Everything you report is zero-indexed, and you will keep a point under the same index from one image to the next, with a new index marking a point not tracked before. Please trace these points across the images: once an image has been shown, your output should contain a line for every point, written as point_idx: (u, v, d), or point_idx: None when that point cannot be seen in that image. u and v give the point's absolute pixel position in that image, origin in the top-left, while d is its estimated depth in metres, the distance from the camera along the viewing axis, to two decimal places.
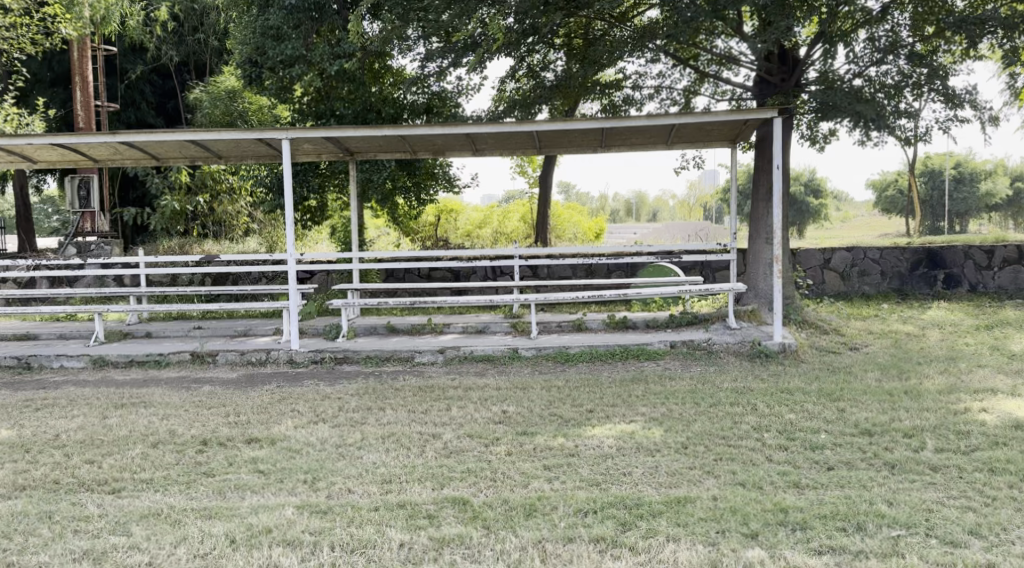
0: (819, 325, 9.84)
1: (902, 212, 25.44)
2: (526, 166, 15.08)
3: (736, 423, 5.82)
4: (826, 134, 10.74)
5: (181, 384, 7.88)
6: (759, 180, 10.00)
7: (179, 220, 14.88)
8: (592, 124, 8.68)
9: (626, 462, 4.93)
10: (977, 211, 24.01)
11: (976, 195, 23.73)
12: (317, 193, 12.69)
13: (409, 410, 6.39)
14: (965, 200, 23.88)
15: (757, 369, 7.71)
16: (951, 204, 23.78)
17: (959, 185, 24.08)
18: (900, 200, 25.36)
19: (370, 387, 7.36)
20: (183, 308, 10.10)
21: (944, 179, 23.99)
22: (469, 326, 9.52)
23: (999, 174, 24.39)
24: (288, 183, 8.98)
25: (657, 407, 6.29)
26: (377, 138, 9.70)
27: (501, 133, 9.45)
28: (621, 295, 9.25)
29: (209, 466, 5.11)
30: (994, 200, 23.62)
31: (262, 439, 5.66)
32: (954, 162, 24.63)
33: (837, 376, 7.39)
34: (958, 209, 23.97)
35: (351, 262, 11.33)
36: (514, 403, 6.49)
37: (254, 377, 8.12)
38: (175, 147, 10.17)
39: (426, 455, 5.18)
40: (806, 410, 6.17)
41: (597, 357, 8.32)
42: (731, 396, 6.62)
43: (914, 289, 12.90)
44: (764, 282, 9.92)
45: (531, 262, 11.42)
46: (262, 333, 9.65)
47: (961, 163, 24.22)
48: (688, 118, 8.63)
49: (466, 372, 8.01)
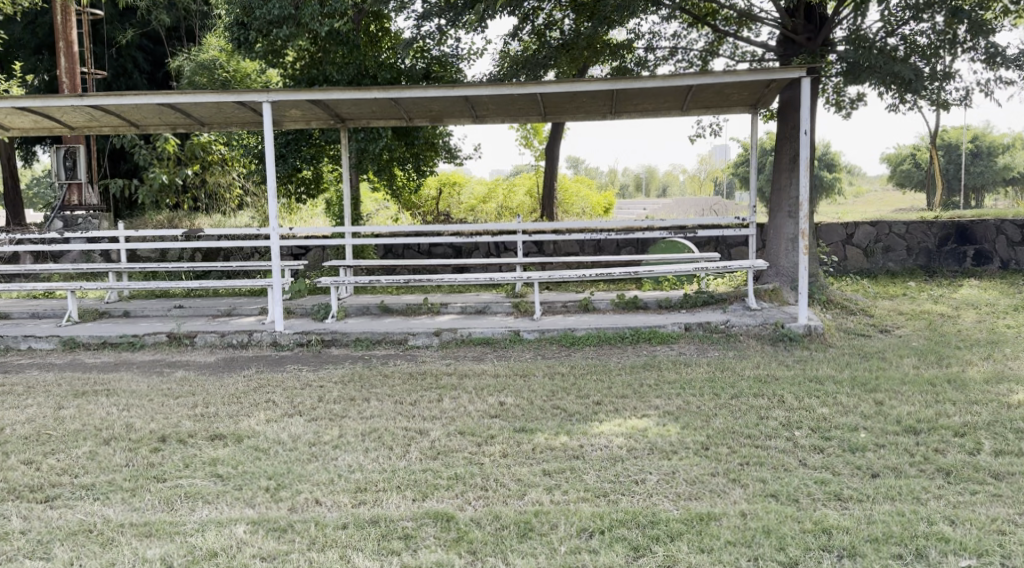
0: (845, 305, 9.14)
1: (917, 187, 24.59)
2: (532, 138, 14.30)
3: (761, 418, 5.15)
4: (852, 100, 10.00)
5: (153, 369, 7.25)
6: (781, 148, 9.25)
7: (168, 193, 14.21)
8: (601, 86, 7.95)
9: (639, 466, 4.27)
10: (995, 185, 23.16)
11: (993, 169, 22.87)
12: (310, 163, 12.02)
13: (396, 402, 5.74)
14: (981, 173, 23.05)
15: (781, 354, 7.04)
16: (968, 177, 22.91)
17: (975, 159, 23.21)
18: (915, 174, 24.50)
19: (356, 373, 6.73)
20: (164, 286, 9.46)
21: (961, 152, 23.12)
22: (468, 306, 8.86)
23: (1016, 148, 23.50)
24: (271, 151, 8.28)
25: (672, 399, 5.63)
26: (368, 102, 9.00)
27: (502, 96, 8.73)
28: (631, 273, 8.56)
29: (161, 470, 4.47)
30: (1012, 174, 22.76)
31: (225, 436, 5.03)
32: (971, 135, 23.76)
33: (871, 363, 6.69)
34: (975, 182, 23.13)
35: (344, 238, 10.67)
36: (513, 394, 5.85)
37: (234, 362, 7.49)
38: (153, 112, 9.50)
39: (409, 457, 4.54)
40: (840, 403, 5.49)
41: (606, 340, 7.66)
42: (755, 386, 5.95)
43: (942, 266, 12.18)
44: (787, 259, 9.22)
45: (536, 238, 10.73)
46: (246, 312, 9.01)
47: (979, 136, 23.33)
48: (705, 78, 7.88)
49: (463, 357, 7.37)
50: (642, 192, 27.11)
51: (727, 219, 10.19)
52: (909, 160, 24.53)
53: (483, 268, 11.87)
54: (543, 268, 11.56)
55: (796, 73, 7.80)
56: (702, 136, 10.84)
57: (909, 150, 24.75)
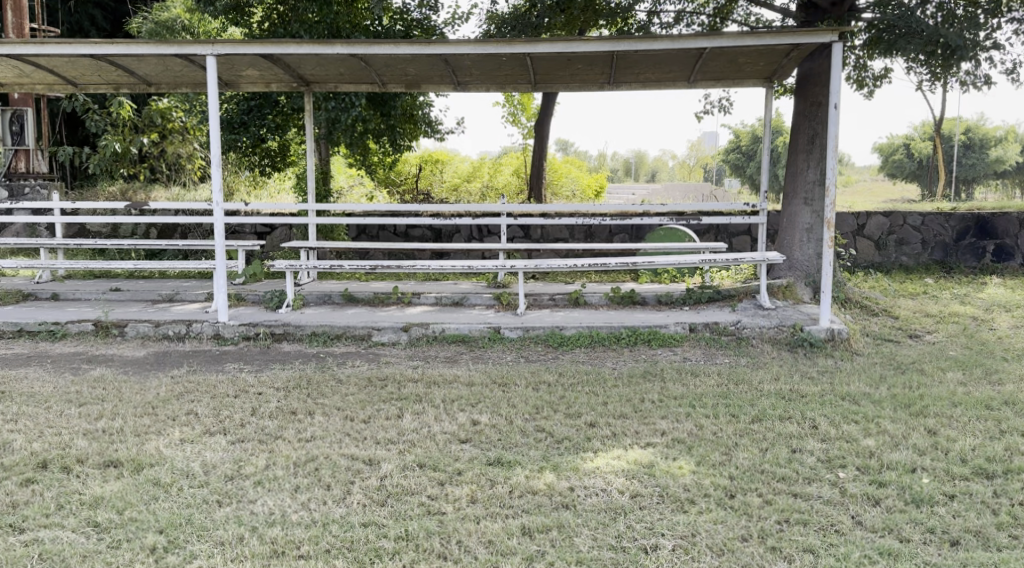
0: (866, 304, 8.19)
1: (908, 177, 23.34)
2: (519, 114, 13.24)
3: (794, 453, 4.15)
4: (875, 77, 9.10)
5: (68, 365, 6.19)
6: (799, 128, 8.24)
7: (123, 162, 13.01)
8: (599, 46, 6.93)
9: (647, 526, 3.30)
10: (985, 177, 22.04)
11: (986, 161, 21.77)
12: (276, 133, 10.91)
13: (345, 418, 4.70)
14: (973, 165, 21.94)
15: (803, 364, 6.05)
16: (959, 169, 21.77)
17: (968, 151, 22.04)
18: (906, 166, 23.14)
19: (304, 377, 5.67)
20: (101, 266, 8.37)
21: (952, 143, 21.90)
22: (444, 297, 7.82)
23: (1010, 140, 22.22)
24: (214, 111, 7.17)
25: (682, 422, 4.61)
26: (333, 60, 7.92)
27: (488, 58, 7.66)
28: (629, 264, 7.53)
29: (22, 516, 3.44)
30: (1004, 167, 21.71)
31: (122, 463, 4.02)
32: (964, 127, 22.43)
33: (908, 377, 5.70)
34: (966, 174, 22.03)
35: (307, 216, 9.56)
36: (488, 410, 4.82)
37: (166, 357, 6.45)
38: (90, 67, 8.39)
39: (350, 503, 3.53)
40: (886, 432, 4.49)
41: (598, 342, 6.66)
42: (778, 405, 4.95)
43: (958, 262, 11.23)
44: (802, 252, 8.25)
45: (522, 222, 9.66)
46: (191, 298, 7.95)
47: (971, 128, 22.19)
48: (719, 39, 6.86)
49: (433, 359, 6.34)
50: (631, 176, 26.18)
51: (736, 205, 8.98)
52: (900, 150, 23.27)
53: (465, 254, 10.77)
54: (530, 256, 10.47)
55: (827, 37, 6.77)
56: (709, 112, 9.81)
57: (901, 140, 23.40)
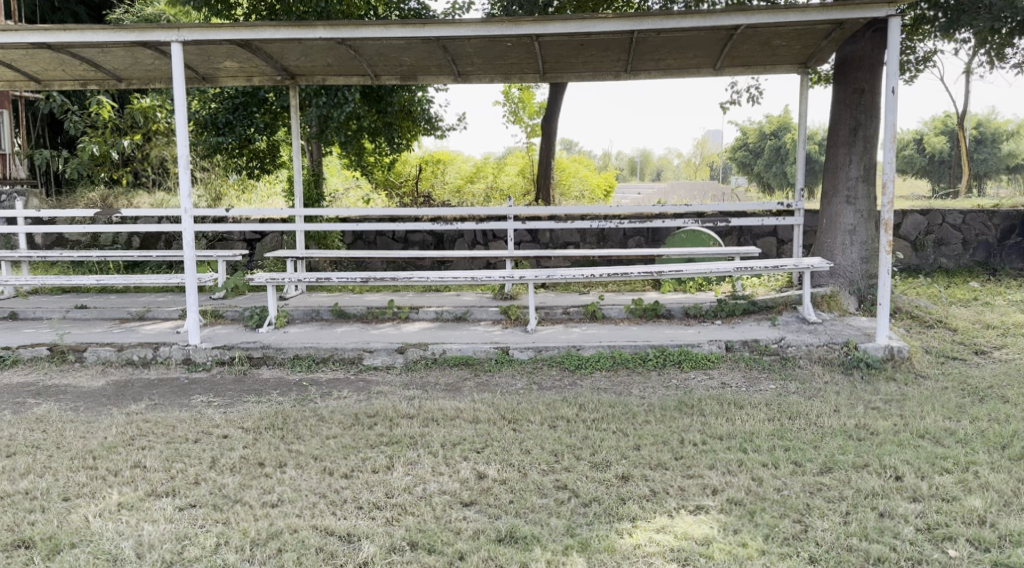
0: (917, 314, 7.32)
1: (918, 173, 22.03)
2: (521, 112, 12.36)
3: (883, 518, 3.34)
4: (922, 60, 8.26)
5: (11, 400, 5.34)
6: (840, 117, 7.37)
7: (104, 165, 12.14)
8: (620, 25, 6.08)
9: None
10: (997, 173, 20.64)
11: (998, 155, 20.25)
12: (262, 133, 10.07)
13: (324, 472, 3.86)
14: (984, 161, 20.38)
15: (863, 390, 5.19)
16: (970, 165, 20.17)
17: (978, 146, 20.60)
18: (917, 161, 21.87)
19: (279, 414, 4.80)
20: (63, 281, 7.49)
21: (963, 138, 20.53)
22: (445, 312, 6.96)
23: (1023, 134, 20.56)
24: (181, 104, 6.34)
25: (735, 473, 3.75)
26: (317, 48, 7.08)
27: (491, 42, 6.80)
28: (654, 274, 6.67)
29: None
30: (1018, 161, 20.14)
31: (35, 543, 3.26)
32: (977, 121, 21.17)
33: (992, 407, 4.83)
34: (977, 170, 20.46)
35: (294, 223, 8.70)
36: (496, 459, 3.96)
37: (126, 388, 5.60)
38: (50, 60, 7.56)
39: None
40: (990, 486, 3.64)
41: (621, 364, 5.81)
42: (849, 448, 4.10)
43: (1003, 264, 10.29)
44: (845, 255, 7.38)
45: (529, 225, 8.75)
46: (163, 316, 7.11)
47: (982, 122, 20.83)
48: (756, 15, 6.01)
49: (432, 388, 5.48)
50: (637, 176, 25.32)
51: (769, 204, 8.02)
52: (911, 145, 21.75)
53: (468, 261, 9.92)
54: (538, 264, 9.62)
55: (881, 10, 5.89)
56: (736, 103, 8.93)
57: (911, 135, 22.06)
